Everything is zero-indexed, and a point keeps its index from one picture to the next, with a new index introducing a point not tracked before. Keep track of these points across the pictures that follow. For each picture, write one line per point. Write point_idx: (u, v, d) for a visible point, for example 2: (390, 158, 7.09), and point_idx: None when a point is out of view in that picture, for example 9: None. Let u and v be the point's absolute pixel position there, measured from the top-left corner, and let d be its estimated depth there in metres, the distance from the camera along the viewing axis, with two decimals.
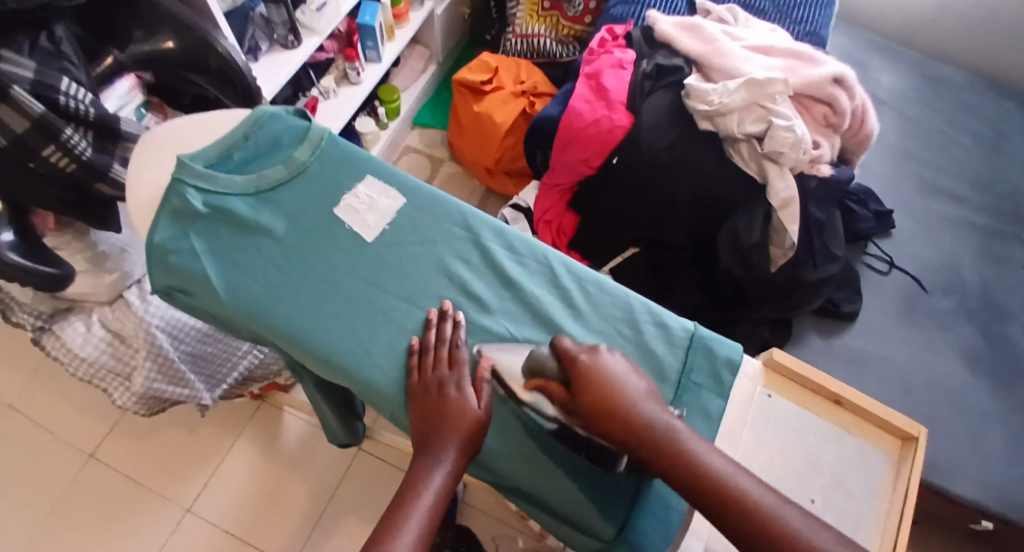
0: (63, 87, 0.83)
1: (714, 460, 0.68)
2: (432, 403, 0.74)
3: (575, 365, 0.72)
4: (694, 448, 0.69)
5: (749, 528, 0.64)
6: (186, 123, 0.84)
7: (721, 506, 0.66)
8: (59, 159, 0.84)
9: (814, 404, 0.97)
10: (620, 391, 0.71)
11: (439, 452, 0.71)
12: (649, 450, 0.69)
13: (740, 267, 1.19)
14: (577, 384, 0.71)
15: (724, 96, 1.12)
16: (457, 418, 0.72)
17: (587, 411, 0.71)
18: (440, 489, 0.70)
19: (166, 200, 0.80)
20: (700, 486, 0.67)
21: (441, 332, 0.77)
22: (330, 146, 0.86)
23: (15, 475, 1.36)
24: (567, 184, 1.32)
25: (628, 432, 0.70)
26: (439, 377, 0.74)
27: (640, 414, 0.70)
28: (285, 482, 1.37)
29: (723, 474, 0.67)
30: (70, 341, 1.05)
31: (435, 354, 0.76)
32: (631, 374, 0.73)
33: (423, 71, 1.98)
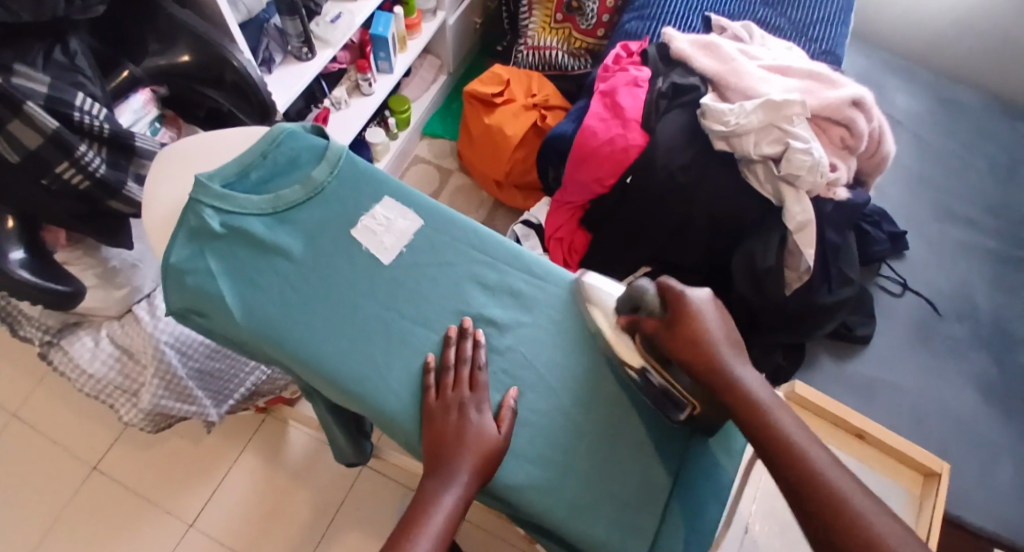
0: (78, 103, 0.82)
1: (783, 420, 0.68)
2: (450, 423, 0.73)
3: (679, 299, 0.75)
4: (767, 403, 0.70)
5: (802, 485, 0.63)
6: (205, 142, 0.84)
7: (780, 457, 0.66)
8: (73, 176, 0.83)
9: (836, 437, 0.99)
10: (705, 332, 0.73)
11: (453, 471, 0.69)
12: (723, 388, 0.71)
13: (753, 291, 1.18)
14: (674, 317, 0.74)
15: (742, 117, 1.10)
16: (474, 442, 0.71)
17: (676, 341, 0.73)
18: (451, 512, 0.68)
19: (183, 219, 0.79)
20: (765, 434, 0.67)
21: (461, 350, 0.77)
22: (349, 165, 0.85)
23: (20, 485, 1.35)
24: (579, 202, 1.30)
25: (706, 369, 0.72)
26: (459, 397, 0.74)
27: (724, 353, 0.72)
28: (289, 497, 1.36)
29: (789, 434, 0.67)
30: (78, 357, 1.05)
31: (456, 373, 0.75)
32: (728, 322, 0.75)
33: (433, 81, 1.98)
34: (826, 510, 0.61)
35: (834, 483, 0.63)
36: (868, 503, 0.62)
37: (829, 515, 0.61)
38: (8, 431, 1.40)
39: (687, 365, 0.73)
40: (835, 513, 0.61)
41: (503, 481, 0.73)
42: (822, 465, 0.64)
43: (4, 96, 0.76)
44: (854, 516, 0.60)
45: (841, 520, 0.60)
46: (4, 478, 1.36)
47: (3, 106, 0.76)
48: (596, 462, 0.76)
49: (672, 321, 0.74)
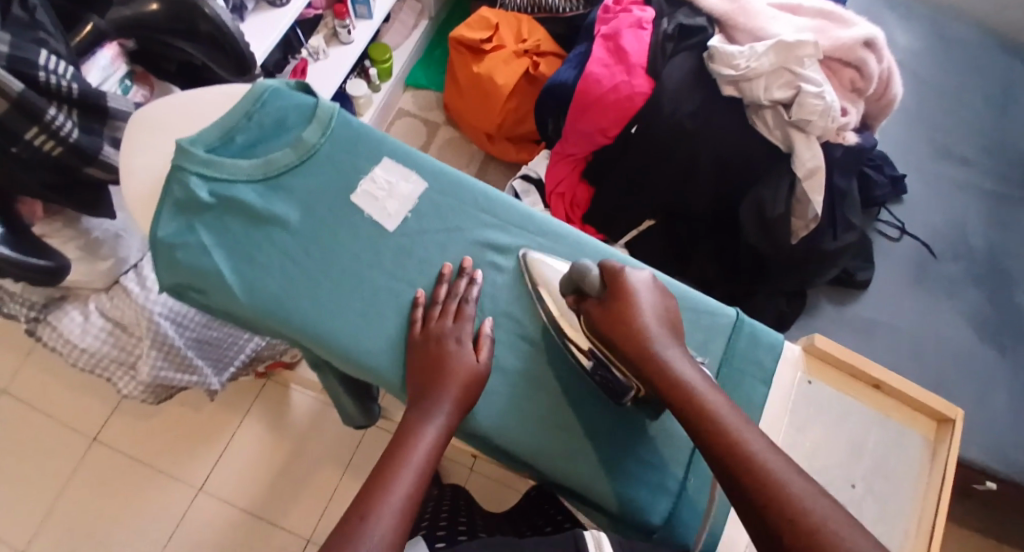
0: (41, 62, 0.74)
1: (720, 405, 0.61)
2: (431, 354, 0.69)
3: (619, 276, 0.69)
4: (705, 389, 0.63)
5: (749, 483, 0.56)
6: (181, 103, 0.77)
7: (721, 450, 0.59)
8: (44, 142, 0.76)
9: (853, 390, 0.93)
10: (636, 312, 0.66)
11: (438, 399, 0.67)
12: (660, 375, 0.64)
13: (763, 239, 1.13)
14: (613, 296, 0.68)
15: (753, 60, 1.05)
16: (455, 372, 0.68)
17: (612, 326, 0.67)
18: (433, 443, 0.65)
19: (167, 189, 0.73)
20: (700, 420, 0.61)
21: (453, 286, 0.74)
22: (342, 124, 0.79)
23: (13, 464, 1.31)
24: (580, 153, 1.25)
25: (640, 356, 0.65)
26: (441, 328, 0.71)
27: (660, 336, 0.65)
28: (297, 456, 1.35)
29: (725, 418, 0.60)
30: (69, 332, 1.01)
31: (444, 306, 0.72)
32: (664, 302, 0.69)
33: (414, 27, 1.89)
34: (769, 509, 0.54)
35: (769, 465, 0.56)
36: (808, 484, 0.55)
37: (762, 506, 0.54)
38: None
39: (623, 352, 0.66)
40: (770, 500, 0.54)
41: (523, 452, 0.72)
42: (759, 447, 0.58)
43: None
44: (801, 513, 0.52)
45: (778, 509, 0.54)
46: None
47: None
48: (613, 428, 0.74)
49: (610, 302, 0.68)
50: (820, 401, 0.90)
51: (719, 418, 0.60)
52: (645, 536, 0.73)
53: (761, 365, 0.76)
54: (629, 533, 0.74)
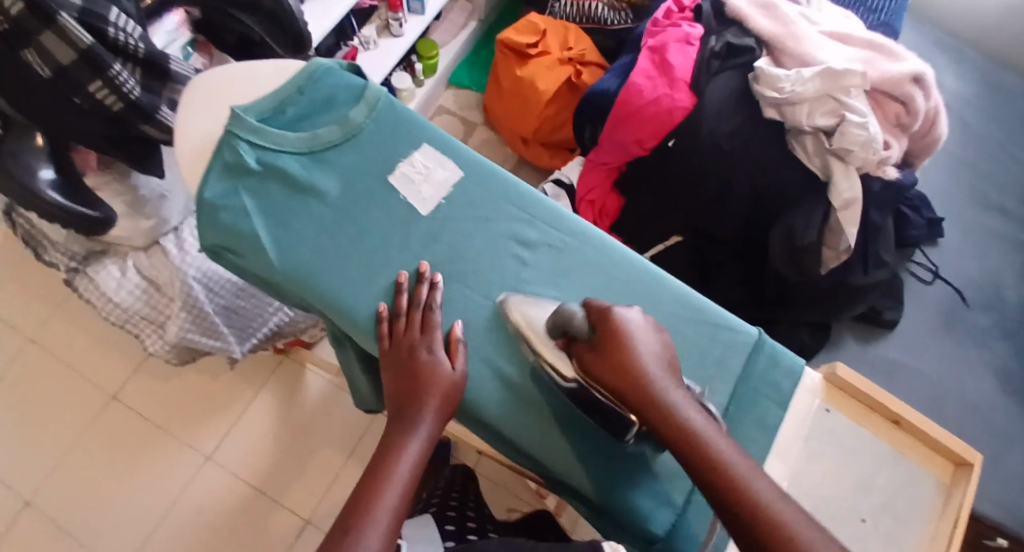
0: (113, 18, 0.76)
1: (730, 453, 0.62)
2: (408, 367, 0.70)
3: (608, 323, 0.67)
4: (712, 437, 0.63)
5: (762, 531, 0.57)
6: (234, 70, 0.79)
7: (729, 499, 0.59)
8: (106, 96, 0.78)
9: (871, 424, 0.89)
10: (635, 353, 0.66)
11: (418, 410, 0.68)
12: (664, 423, 0.64)
13: (791, 269, 1.13)
14: (604, 344, 0.67)
15: (798, 85, 1.05)
16: (431, 382, 0.69)
17: (610, 374, 0.66)
18: (416, 457, 0.66)
19: (218, 152, 0.76)
20: (704, 468, 0.61)
21: (415, 294, 0.73)
22: (387, 108, 0.81)
23: (32, 411, 1.35)
24: (615, 163, 1.26)
25: (645, 400, 0.64)
26: (410, 340, 0.71)
27: (661, 385, 0.65)
28: (306, 436, 1.37)
29: (735, 467, 0.61)
30: (105, 286, 1.04)
31: (408, 316, 0.72)
32: (661, 343, 0.68)
33: (464, 27, 1.93)
34: None
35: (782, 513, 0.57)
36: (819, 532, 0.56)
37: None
38: (22, 356, 1.39)
39: (626, 400, 0.65)
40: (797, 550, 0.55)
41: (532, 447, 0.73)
42: (771, 495, 0.59)
43: (34, 6, 0.70)
44: None
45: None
46: (21, 402, 1.36)
47: (35, 17, 0.71)
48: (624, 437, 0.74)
49: (604, 351, 0.66)
50: (833, 430, 0.88)
51: (730, 469, 0.60)
52: (642, 543, 0.73)
53: (779, 387, 0.75)
54: (627, 540, 0.74)
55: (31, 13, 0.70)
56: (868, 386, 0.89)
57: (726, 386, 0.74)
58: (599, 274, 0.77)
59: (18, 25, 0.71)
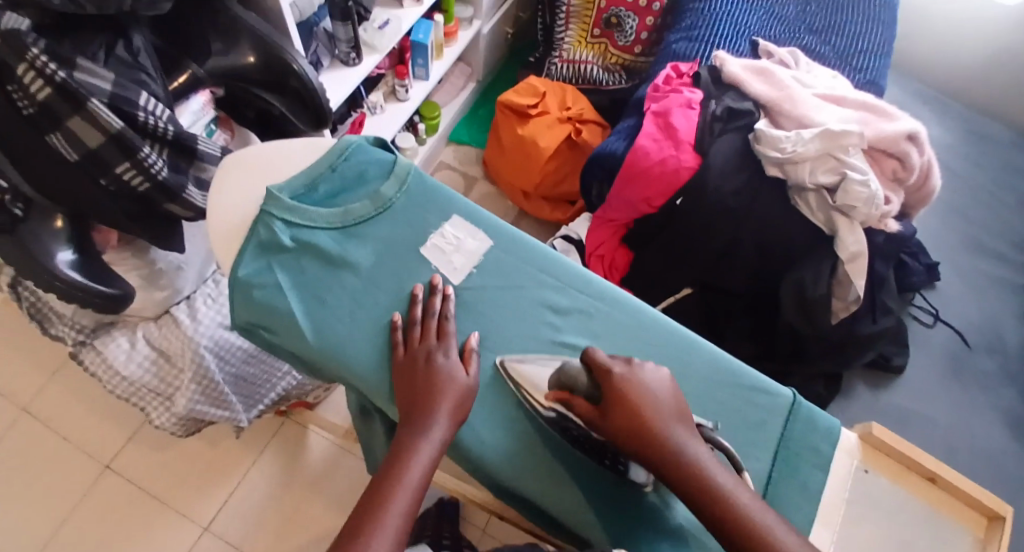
0: (142, 103, 0.75)
1: (732, 491, 0.65)
2: (423, 373, 0.71)
3: (610, 379, 0.69)
4: (717, 475, 0.65)
5: None
6: (268, 148, 0.81)
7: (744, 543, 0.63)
8: (133, 177, 0.77)
9: (908, 483, 0.83)
10: (644, 410, 0.68)
11: (430, 415, 0.69)
12: (675, 470, 0.66)
13: (803, 320, 1.15)
14: (609, 401, 0.69)
15: (799, 145, 1.09)
16: (446, 386, 0.71)
17: (617, 430, 0.68)
18: (428, 462, 0.67)
19: (253, 231, 0.77)
20: (719, 518, 0.64)
21: (429, 304, 0.76)
22: (417, 181, 0.84)
23: (28, 485, 1.32)
24: (621, 220, 1.29)
25: (656, 454, 0.67)
26: (426, 347, 0.73)
27: (668, 429, 0.68)
28: (306, 502, 1.34)
29: (741, 503, 0.64)
30: (113, 359, 1.01)
31: (424, 325, 0.75)
32: (666, 387, 0.71)
33: (463, 88, 1.97)
34: None
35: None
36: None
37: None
38: (20, 427, 1.37)
39: (633, 452, 0.68)
40: None
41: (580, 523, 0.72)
42: (775, 526, 0.63)
43: (62, 90, 0.69)
44: None
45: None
46: (14, 477, 1.32)
47: (64, 101, 0.70)
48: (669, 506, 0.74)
49: (609, 408, 0.69)
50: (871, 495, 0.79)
51: (735, 505, 0.64)
52: None
53: (819, 451, 0.75)
54: None
55: (59, 96, 0.69)
56: (908, 446, 0.82)
57: (768, 452, 0.74)
58: (631, 337, 0.78)
59: (45, 107, 0.70)
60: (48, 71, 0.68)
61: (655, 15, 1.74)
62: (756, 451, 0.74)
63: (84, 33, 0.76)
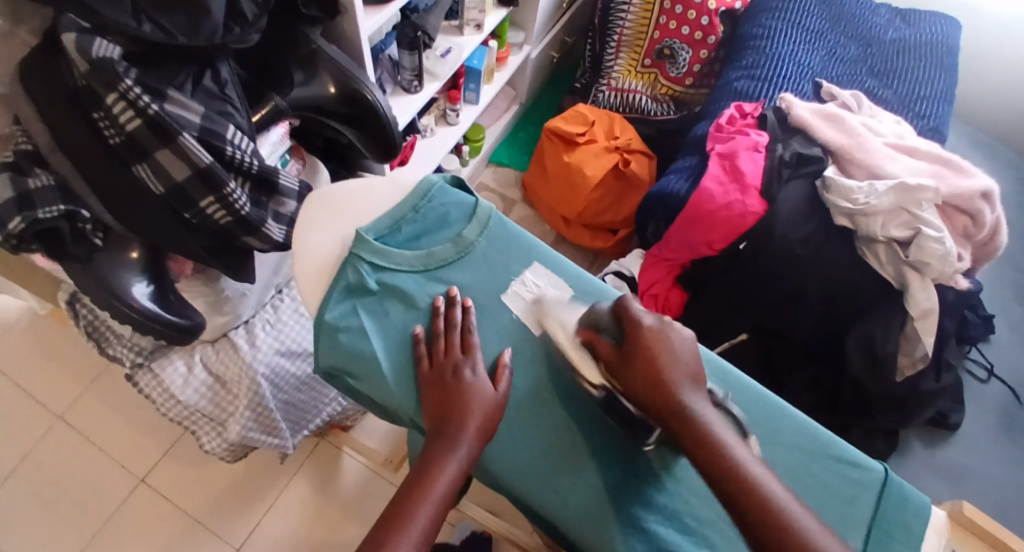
0: (229, 136, 0.74)
1: (744, 458, 0.65)
2: (451, 384, 0.71)
3: (634, 322, 0.72)
4: (725, 437, 0.66)
5: (783, 541, 0.61)
6: (353, 189, 0.84)
7: (747, 506, 0.62)
8: (216, 211, 0.76)
9: None
10: (667, 361, 0.69)
11: (459, 428, 0.68)
12: (683, 423, 0.67)
13: (868, 373, 1.12)
14: (631, 343, 0.71)
15: (872, 197, 1.06)
16: (475, 398, 0.70)
17: (632, 371, 0.70)
18: (455, 475, 0.66)
19: (341, 274, 0.79)
20: (725, 479, 0.64)
21: (450, 316, 0.76)
22: (498, 226, 0.84)
23: (61, 495, 1.30)
24: (678, 260, 1.27)
25: (666, 405, 0.68)
26: (452, 361, 0.73)
27: (679, 380, 0.68)
28: (338, 525, 1.32)
29: (738, 457, 0.65)
30: (170, 383, 0.99)
31: (449, 336, 0.75)
32: (690, 351, 0.71)
33: (506, 111, 1.96)
34: None
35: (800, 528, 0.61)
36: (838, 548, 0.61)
37: (766, 535, 0.61)
38: (54, 436, 1.35)
39: (643, 397, 0.69)
40: None
41: None
42: (765, 479, 0.64)
43: (154, 122, 0.68)
44: None
45: (780, 537, 0.61)
46: (48, 487, 1.30)
47: (153, 134, 0.69)
48: None
49: (629, 350, 0.71)
50: None
51: (743, 471, 0.64)
52: None
53: (909, 528, 0.73)
54: None
55: (148, 129, 0.68)
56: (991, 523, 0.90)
57: (860, 528, 0.73)
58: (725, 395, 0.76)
59: (133, 137, 0.69)
60: (140, 103, 0.67)
61: (709, 49, 1.70)
62: (845, 532, 0.72)
63: (169, 63, 0.73)
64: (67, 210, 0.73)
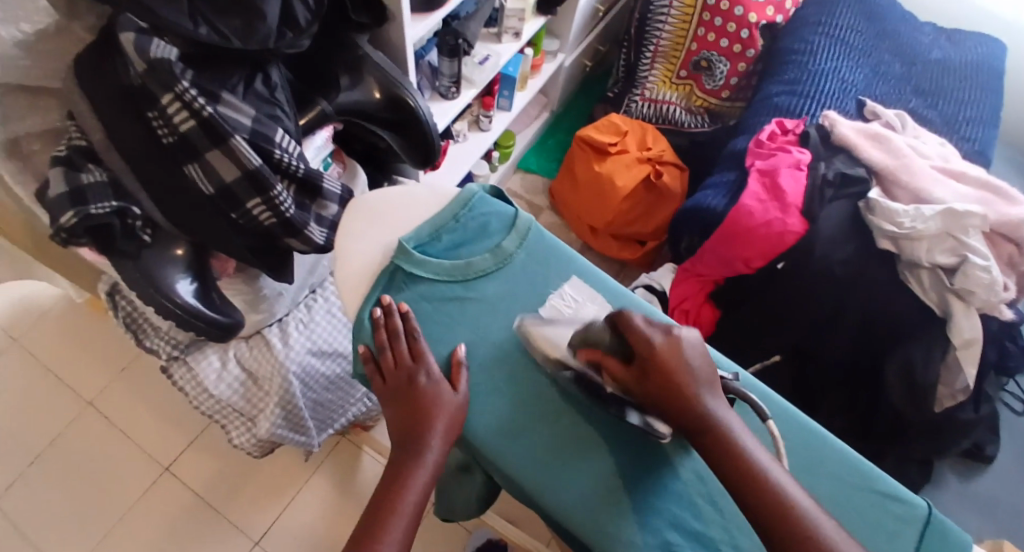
0: (279, 139, 0.74)
1: (773, 472, 0.64)
2: (405, 398, 0.73)
3: (644, 341, 0.69)
4: (754, 451, 0.65)
5: None
6: (392, 196, 0.84)
7: (782, 525, 0.62)
8: (262, 213, 0.76)
9: None
10: (685, 373, 0.68)
11: (423, 439, 0.70)
12: (707, 437, 0.66)
13: (906, 401, 1.09)
14: (643, 363, 0.69)
15: (918, 221, 1.03)
16: (431, 406, 0.70)
17: (649, 389, 0.68)
18: (423, 489, 0.68)
19: (380, 281, 0.78)
20: (754, 495, 0.63)
21: (391, 324, 0.75)
22: (538, 238, 0.83)
23: (86, 481, 1.30)
24: (712, 276, 1.26)
25: (688, 420, 0.67)
26: (404, 373, 0.73)
27: (697, 395, 0.68)
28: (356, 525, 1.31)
29: (762, 468, 0.64)
30: (204, 378, 0.99)
31: (395, 348, 0.74)
32: (704, 359, 0.70)
33: (536, 118, 1.95)
34: None
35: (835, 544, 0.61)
36: None
37: (799, 550, 0.61)
38: (82, 422, 1.35)
39: (664, 411, 0.68)
40: None
41: None
42: (799, 495, 0.63)
43: (206, 124, 0.68)
44: None
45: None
46: (74, 473, 1.31)
47: (205, 135, 0.69)
48: None
49: (642, 368, 0.69)
50: None
51: (774, 487, 0.63)
52: None
53: None
54: None
55: (201, 130, 0.68)
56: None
57: None
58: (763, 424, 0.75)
59: (186, 138, 0.69)
60: (195, 105, 0.67)
61: (748, 62, 1.67)
62: None
63: (223, 65, 0.73)
64: (118, 206, 0.73)
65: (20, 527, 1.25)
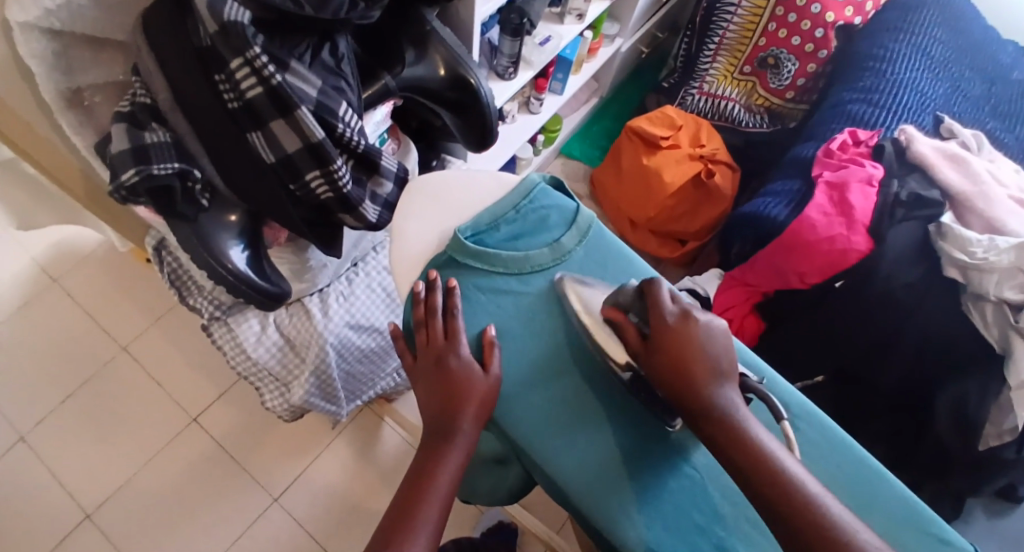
0: (343, 114, 0.71)
1: (786, 462, 0.60)
2: (435, 379, 0.70)
3: (661, 318, 0.66)
4: (766, 440, 0.62)
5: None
6: (448, 179, 0.81)
7: (791, 518, 0.58)
8: (319, 186, 0.74)
9: None
10: (700, 354, 0.65)
11: (455, 422, 0.67)
12: (715, 422, 0.62)
13: (953, 434, 1.05)
14: (658, 338, 0.66)
15: (991, 253, 0.98)
16: (465, 386, 0.68)
17: (657, 364, 0.65)
18: (455, 474, 0.65)
19: (433, 266, 0.76)
20: (762, 488, 0.59)
21: (430, 301, 0.72)
22: (598, 236, 0.80)
23: (112, 424, 1.31)
24: (758, 286, 1.23)
25: (696, 402, 0.63)
26: (435, 350, 0.71)
27: (709, 377, 0.64)
28: (373, 491, 1.31)
29: (774, 456, 0.61)
30: (244, 340, 0.97)
31: (429, 326, 0.72)
32: (722, 342, 0.67)
33: (585, 103, 1.90)
34: None
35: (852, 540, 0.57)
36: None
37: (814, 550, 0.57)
38: (115, 365, 1.35)
39: (671, 394, 0.64)
40: None
41: None
42: (818, 492, 0.59)
43: (274, 93, 0.66)
44: None
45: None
46: (102, 416, 1.31)
47: (272, 104, 0.67)
48: None
49: (656, 346, 0.66)
50: None
51: (789, 481, 0.59)
52: None
53: None
54: None
55: (268, 98, 0.66)
56: None
57: None
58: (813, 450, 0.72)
59: (251, 104, 0.67)
60: (264, 72, 0.64)
61: (818, 63, 1.59)
62: None
63: (294, 31, 0.69)
64: (180, 168, 0.71)
65: (48, 464, 1.27)
